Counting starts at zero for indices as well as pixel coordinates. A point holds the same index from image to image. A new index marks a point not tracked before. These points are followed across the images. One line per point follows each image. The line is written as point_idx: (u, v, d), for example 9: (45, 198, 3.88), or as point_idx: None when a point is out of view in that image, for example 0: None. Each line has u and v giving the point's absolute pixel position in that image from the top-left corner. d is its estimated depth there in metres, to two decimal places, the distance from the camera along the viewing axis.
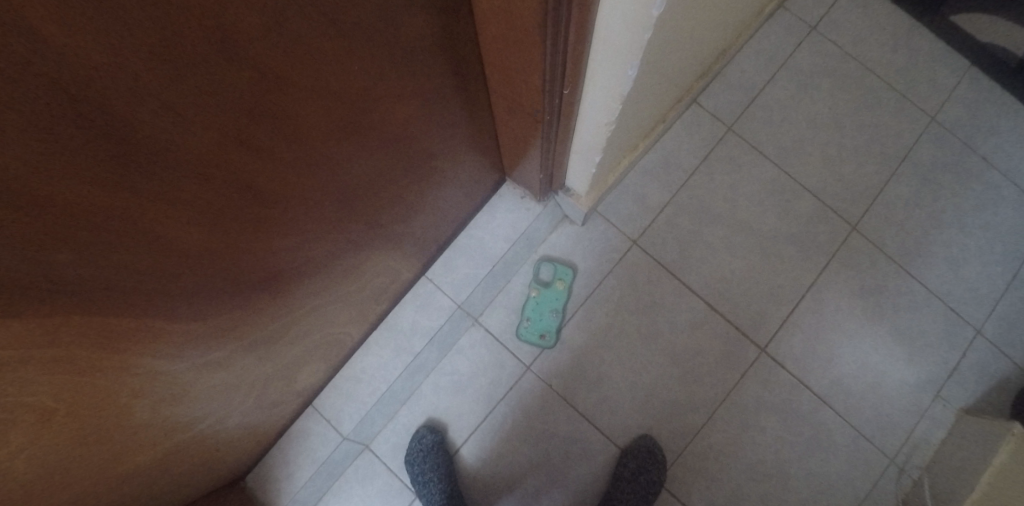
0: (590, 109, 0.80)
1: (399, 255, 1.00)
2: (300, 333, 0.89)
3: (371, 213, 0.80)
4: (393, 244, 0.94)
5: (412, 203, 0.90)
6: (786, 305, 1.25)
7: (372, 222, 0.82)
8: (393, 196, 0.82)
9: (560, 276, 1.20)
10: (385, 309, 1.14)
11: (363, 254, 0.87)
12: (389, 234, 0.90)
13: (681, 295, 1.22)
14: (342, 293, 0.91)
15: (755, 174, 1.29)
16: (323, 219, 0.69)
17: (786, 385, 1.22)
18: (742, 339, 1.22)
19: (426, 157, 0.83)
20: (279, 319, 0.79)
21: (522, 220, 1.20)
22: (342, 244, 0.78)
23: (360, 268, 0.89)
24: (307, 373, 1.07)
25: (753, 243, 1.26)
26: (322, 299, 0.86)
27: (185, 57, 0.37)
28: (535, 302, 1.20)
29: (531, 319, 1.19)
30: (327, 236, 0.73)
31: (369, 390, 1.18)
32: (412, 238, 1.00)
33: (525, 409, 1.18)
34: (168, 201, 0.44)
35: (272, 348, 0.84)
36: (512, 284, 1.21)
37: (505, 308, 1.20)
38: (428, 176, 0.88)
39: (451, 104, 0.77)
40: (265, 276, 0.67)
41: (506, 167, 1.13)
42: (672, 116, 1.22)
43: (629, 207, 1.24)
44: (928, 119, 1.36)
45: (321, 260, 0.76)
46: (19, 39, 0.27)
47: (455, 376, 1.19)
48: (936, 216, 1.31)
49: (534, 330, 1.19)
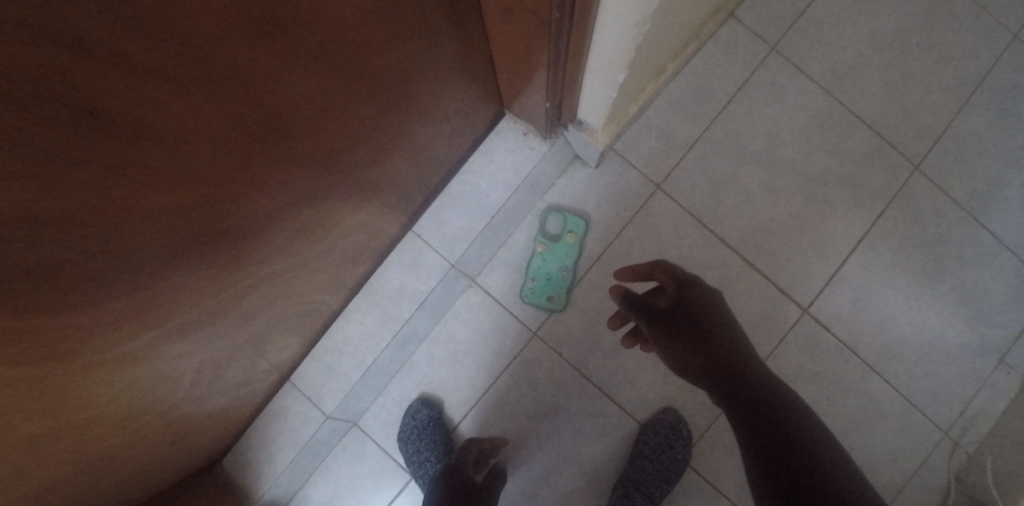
0: (615, 17, 0.59)
1: (370, 207, 0.80)
2: (248, 311, 0.71)
3: (322, 153, 0.59)
4: (360, 192, 0.73)
5: (401, 153, 0.76)
6: (833, 259, 1.07)
7: (356, 179, 0.70)
8: (351, 131, 0.61)
9: (570, 228, 1.03)
10: (366, 270, 0.98)
11: (317, 207, 0.66)
12: (376, 190, 0.77)
13: (712, 249, 1.04)
14: (322, 259, 0.79)
15: (803, 103, 1.08)
16: (244, 162, 0.48)
17: (830, 350, 1.06)
18: (782, 298, 1.05)
19: (415, 98, 0.68)
20: (250, 295, 0.68)
21: (524, 161, 1.00)
22: (320, 205, 0.66)
23: (316, 224, 0.69)
24: (278, 347, 0.92)
25: (797, 188, 1.07)
26: (268, 265, 0.66)
27: None
28: (541, 260, 1.03)
29: (537, 279, 1.02)
30: (302, 198, 0.62)
31: (352, 363, 1.02)
32: (385, 185, 0.79)
33: (532, 381, 1.04)
34: (63, 173, 0.33)
35: (237, 328, 0.72)
36: (514, 240, 1.04)
37: (506, 267, 1.03)
38: (401, 103, 0.66)
39: (439, 25, 0.60)
40: (230, 250, 0.57)
41: (505, 97, 0.93)
42: (707, 32, 1.00)
43: (652, 145, 1.05)
44: (1011, 35, 1.13)
45: (297, 225, 0.65)
46: None
47: (452, 345, 1.04)
48: (1013, 153, 1.11)
49: (540, 292, 1.03)
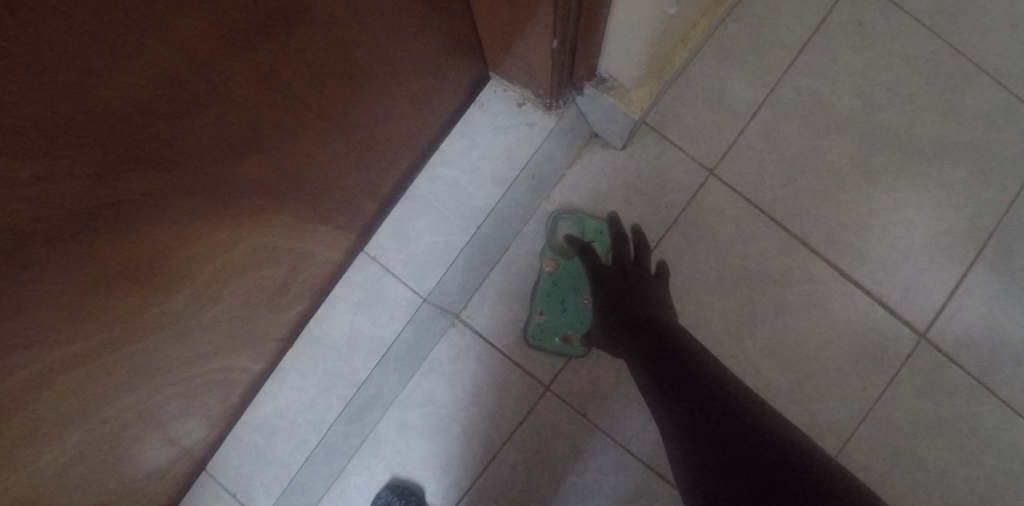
0: None
1: (262, 223, 0.48)
2: (24, 437, 0.38)
3: (60, 109, 0.26)
4: (226, 197, 0.41)
5: (333, 139, 0.50)
6: (957, 262, 0.77)
7: (251, 184, 0.43)
8: (155, 67, 0.29)
9: (589, 237, 0.72)
10: (300, 312, 0.68)
11: (115, 228, 0.34)
12: (296, 201, 0.50)
13: (788, 256, 0.74)
14: (212, 309, 0.50)
15: (901, 48, 0.78)
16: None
17: (964, 389, 0.75)
18: (890, 321, 0.75)
19: (339, 43, 0.41)
20: (70, 393, 0.40)
21: (519, 144, 0.71)
22: (187, 233, 0.40)
23: (129, 258, 0.37)
24: (172, 439, 0.61)
25: (900, 165, 0.77)
26: (26, 353, 0.34)
27: None
28: (550, 283, 0.73)
29: (546, 312, 0.72)
30: (143, 226, 0.36)
31: (292, 443, 0.72)
32: (285, 182, 0.47)
33: (545, 456, 0.73)
34: None
35: (52, 444, 0.42)
36: (509, 256, 0.74)
37: (501, 296, 0.73)
38: (272, 15, 0.34)
39: None
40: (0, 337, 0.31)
41: (488, 51, 0.63)
42: None
43: (697, 116, 0.75)
44: None
45: (148, 269, 0.39)
46: None
47: (432, 408, 0.73)
48: None
49: (551, 330, 0.72)
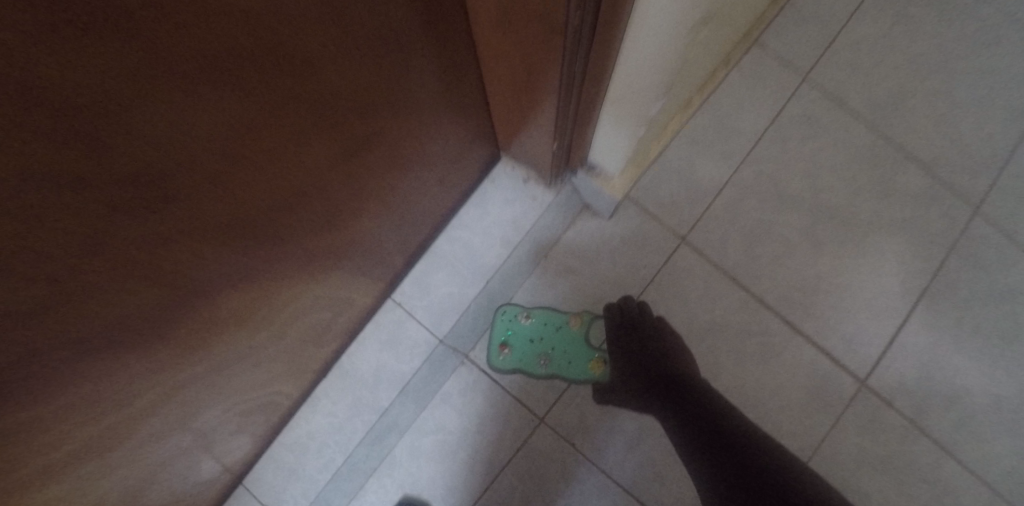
0: (656, 15, 0.43)
1: (321, 277, 0.62)
2: (137, 434, 0.51)
3: (228, 212, 0.41)
4: (296, 260, 0.55)
5: (377, 212, 0.64)
6: (892, 320, 0.91)
7: (319, 246, 0.57)
8: (279, 182, 0.44)
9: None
10: (333, 350, 0.80)
11: (236, 284, 0.49)
12: (346, 258, 0.64)
13: (750, 311, 0.88)
14: (272, 343, 0.63)
15: (844, 137, 0.94)
16: (46, 223, 0.28)
17: (901, 430, 0.88)
18: (836, 368, 0.88)
19: (393, 147, 0.56)
20: (170, 406, 0.52)
21: (524, 215, 0.86)
22: (273, 281, 0.53)
23: (237, 304, 0.51)
24: (222, 452, 0.72)
25: (844, 235, 0.91)
26: (163, 368, 0.47)
27: None
28: (547, 331, 0.85)
29: (514, 331, 0.85)
30: (257, 277, 0.51)
31: (320, 462, 0.84)
32: (341, 249, 0.62)
33: (537, 480, 0.84)
34: None
35: (141, 448, 0.53)
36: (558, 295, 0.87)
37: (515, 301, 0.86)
38: (351, 141, 0.49)
39: (421, 59, 0.49)
40: (153, 353, 0.45)
41: (500, 138, 0.78)
42: (734, 61, 0.94)
43: (673, 191, 0.90)
44: None
45: (244, 309, 0.53)
46: None
47: (442, 435, 0.85)
48: None
49: (502, 336, 0.85)
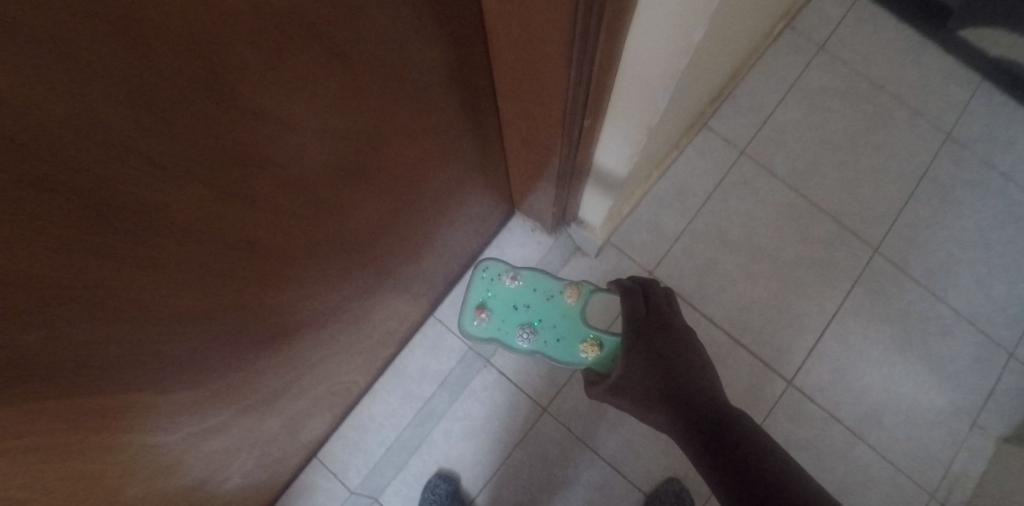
0: (612, 136, 0.77)
1: (380, 291, 0.87)
2: (276, 392, 0.78)
3: (332, 226, 0.63)
4: (363, 270, 0.77)
5: (426, 249, 0.92)
6: (810, 334, 1.21)
7: (388, 271, 0.84)
8: (364, 210, 0.67)
9: (601, 338, 1.05)
10: (390, 353, 1.09)
11: (326, 282, 0.71)
12: (406, 280, 0.93)
13: (701, 327, 1.20)
14: (356, 341, 0.91)
15: (771, 198, 1.28)
16: (291, 245, 0.58)
17: (817, 418, 1.17)
18: (767, 371, 1.19)
19: (441, 206, 0.85)
20: (296, 376, 0.80)
21: (533, 254, 1.16)
22: (357, 292, 0.80)
23: (324, 301, 0.73)
24: (312, 425, 0.99)
25: (773, 270, 1.24)
26: (278, 340, 0.69)
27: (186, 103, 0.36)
28: (534, 304, 1.09)
29: (503, 299, 1.09)
30: (346, 287, 0.76)
31: (377, 439, 1.11)
32: (392, 267, 0.85)
33: (542, 454, 1.12)
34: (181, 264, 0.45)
35: (277, 404, 0.80)
36: (549, 278, 1.10)
37: (508, 274, 1.10)
38: (409, 186, 0.72)
39: (467, 154, 0.79)
40: (280, 332, 0.68)
41: (516, 200, 1.10)
42: (683, 143, 1.26)
43: (642, 237, 1.22)
44: (945, 136, 1.36)
45: (335, 311, 0.78)
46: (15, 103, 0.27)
47: (470, 421, 1.13)
48: (958, 234, 1.30)
49: (491, 300, 1.09)
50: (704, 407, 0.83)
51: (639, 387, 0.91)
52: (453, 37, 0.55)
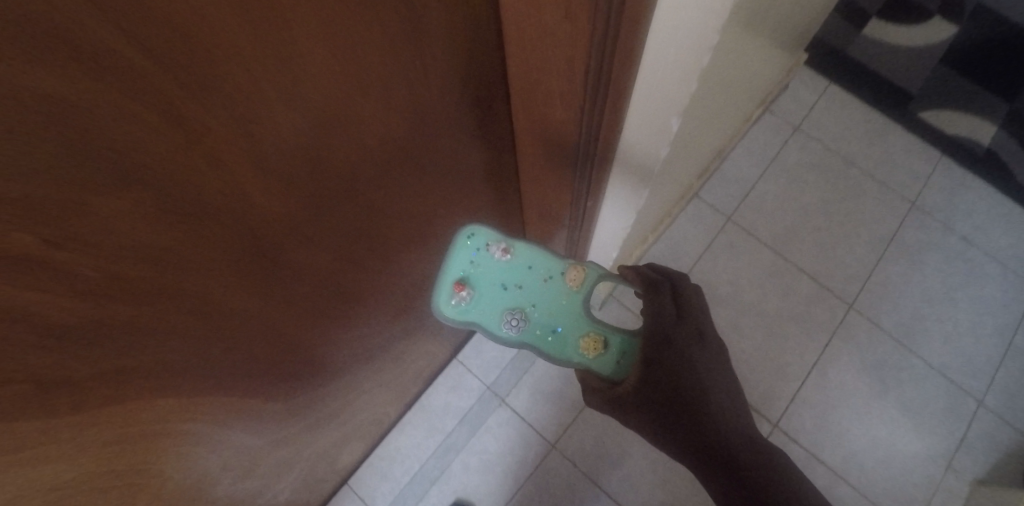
0: (610, 212, 0.96)
1: (413, 335, 1.01)
2: (329, 419, 0.92)
3: (372, 280, 0.74)
4: (398, 316, 0.90)
5: None
6: (793, 381, 1.36)
7: (424, 317, 1.00)
8: (398, 267, 0.78)
9: (610, 335, 0.84)
10: (418, 390, 1.23)
11: (364, 328, 0.82)
12: (437, 325, 1.09)
13: None
14: (394, 377, 1.06)
15: (755, 259, 1.46)
16: (341, 297, 0.69)
17: (802, 458, 1.31)
18: (754, 414, 1.34)
19: None
20: (347, 405, 0.95)
21: None
22: (398, 335, 0.95)
23: (366, 345, 0.86)
24: (348, 453, 1.12)
25: (759, 323, 1.41)
26: (325, 379, 0.81)
27: (293, 195, 0.47)
28: (527, 286, 0.86)
29: (489, 276, 0.86)
30: (390, 329, 0.90)
31: (403, 468, 1.25)
32: (419, 315, 0.98)
33: (552, 487, 1.25)
34: (263, 314, 0.55)
35: (329, 429, 0.95)
36: (549, 257, 0.86)
37: (498, 244, 0.85)
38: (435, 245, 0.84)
39: (494, 224, 0.96)
40: (337, 368, 0.82)
41: None
42: (676, 211, 1.44)
43: None
44: (910, 205, 1.54)
45: (379, 351, 0.92)
46: (192, 205, 0.37)
47: (486, 455, 1.26)
48: (927, 292, 1.45)
49: (472, 277, 0.86)
50: (729, 441, 0.69)
51: (645, 398, 0.74)
52: (484, 134, 0.69)
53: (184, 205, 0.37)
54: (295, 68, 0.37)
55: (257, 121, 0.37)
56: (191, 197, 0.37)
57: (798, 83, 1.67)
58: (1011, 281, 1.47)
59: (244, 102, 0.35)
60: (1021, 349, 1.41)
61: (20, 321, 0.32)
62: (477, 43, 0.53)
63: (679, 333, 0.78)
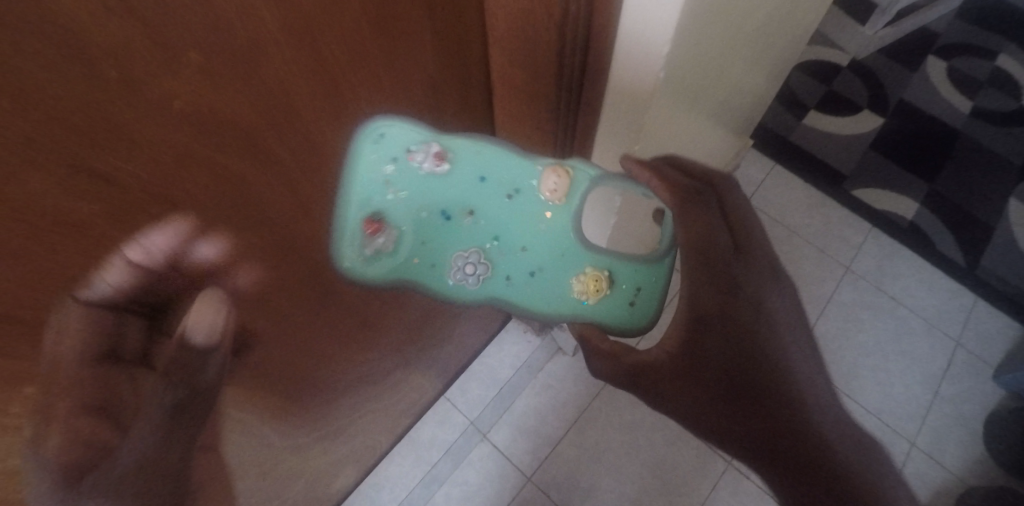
0: None
1: (409, 367, 1.17)
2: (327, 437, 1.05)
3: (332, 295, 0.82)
4: (379, 347, 1.01)
5: (444, 337, 1.24)
6: None
7: (420, 352, 1.17)
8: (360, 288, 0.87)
9: (605, 262, 0.80)
10: (407, 423, 1.37)
11: (333, 350, 0.91)
12: (428, 360, 1.25)
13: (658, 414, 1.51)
14: (389, 405, 1.22)
15: None
16: (304, 310, 0.78)
17: (753, 493, 1.45)
18: (711, 452, 1.48)
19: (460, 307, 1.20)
20: (348, 426, 1.11)
21: (525, 350, 1.54)
22: (398, 365, 1.11)
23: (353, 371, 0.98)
24: (343, 477, 1.25)
25: None
26: (300, 398, 0.91)
27: (268, 195, 0.56)
28: (479, 213, 0.77)
29: (426, 211, 0.76)
30: (390, 358, 1.07)
31: (392, 495, 1.40)
32: (404, 349, 1.10)
33: None
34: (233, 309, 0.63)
35: (331, 446, 1.10)
36: (506, 163, 0.76)
37: (418, 155, 0.72)
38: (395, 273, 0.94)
39: None
40: (344, 387, 0.98)
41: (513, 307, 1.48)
42: None
43: None
44: (845, 269, 1.77)
45: (379, 376, 1.08)
46: (187, 194, 0.46)
47: (467, 486, 1.43)
48: (861, 346, 1.66)
49: (400, 215, 0.75)
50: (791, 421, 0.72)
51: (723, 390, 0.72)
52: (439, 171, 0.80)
53: (181, 193, 0.46)
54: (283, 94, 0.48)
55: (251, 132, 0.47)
56: (188, 188, 0.46)
57: (748, 162, 1.94)
58: (936, 337, 1.68)
59: (243, 118, 0.46)
60: (947, 397, 1.59)
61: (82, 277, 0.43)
62: (452, 111, 0.76)
63: (733, 296, 0.75)
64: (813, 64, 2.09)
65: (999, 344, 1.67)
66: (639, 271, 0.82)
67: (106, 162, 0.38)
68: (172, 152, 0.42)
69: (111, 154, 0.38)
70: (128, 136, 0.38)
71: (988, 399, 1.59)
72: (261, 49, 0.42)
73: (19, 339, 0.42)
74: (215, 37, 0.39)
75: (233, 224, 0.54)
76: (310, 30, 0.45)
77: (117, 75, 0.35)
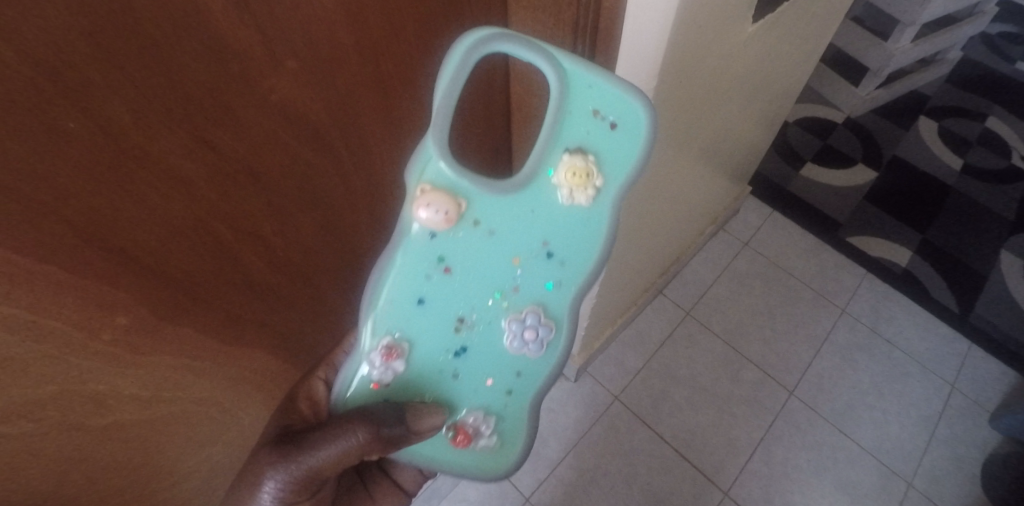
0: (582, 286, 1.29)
1: None
2: None
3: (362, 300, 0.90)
4: None
5: None
6: (741, 455, 1.56)
7: None
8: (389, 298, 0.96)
9: (569, 143, 0.66)
10: None
11: None
12: None
13: (655, 443, 1.56)
14: None
15: (708, 348, 1.72)
16: (339, 311, 0.86)
17: None
18: (708, 483, 1.51)
19: None
20: None
21: None
22: None
23: None
24: None
25: (711, 402, 1.63)
26: None
27: (325, 194, 0.64)
28: (467, 316, 0.72)
29: (449, 371, 0.74)
30: None
31: None
32: None
33: None
34: (280, 294, 0.70)
35: None
36: (409, 277, 0.69)
37: (377, 379, 0.72)
38: None
39: None
40: None
41: None
42: (642, 301, 1.71)
43: (612, 370, 1.67)
44: (840, 310, 1.83)
45: None
46: (264, 178, 0.55)
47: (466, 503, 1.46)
48: (858, 386, 1.69)
49: (461, 403, 0.76)
50: None
51: None
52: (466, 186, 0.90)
53: (260, 177, 0.54)
54: (352, 104, 0.57)
55: (322, 132, 0.57)
56: (265, 174, 0.54)
57: (747, 208, 2.04)
58: (932, 379, 1.71)
59: (319, 118, 0.55)
60: (944, 439, 1.61)
61: (175, 238, 0.51)
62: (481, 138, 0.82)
63: None
64: (810, 121, 2.23)
65: (994, 389, 1.70)
66: (587, 95, 0.64)
67: (216, 137, 0.47)
68: (263, 139, 0.51)
69: (221, 132, 0.47)
70: (236, 119, 0.48)
71: (986, 442, 1.61)
72: (338, 64, 0.52)
73: (130, 291, 0.50)
74: (309, 51, 0.49)
75: (297, 213, 0.62)
76: (378, 55, 0.55)
77: (236, 70, 0.45)
